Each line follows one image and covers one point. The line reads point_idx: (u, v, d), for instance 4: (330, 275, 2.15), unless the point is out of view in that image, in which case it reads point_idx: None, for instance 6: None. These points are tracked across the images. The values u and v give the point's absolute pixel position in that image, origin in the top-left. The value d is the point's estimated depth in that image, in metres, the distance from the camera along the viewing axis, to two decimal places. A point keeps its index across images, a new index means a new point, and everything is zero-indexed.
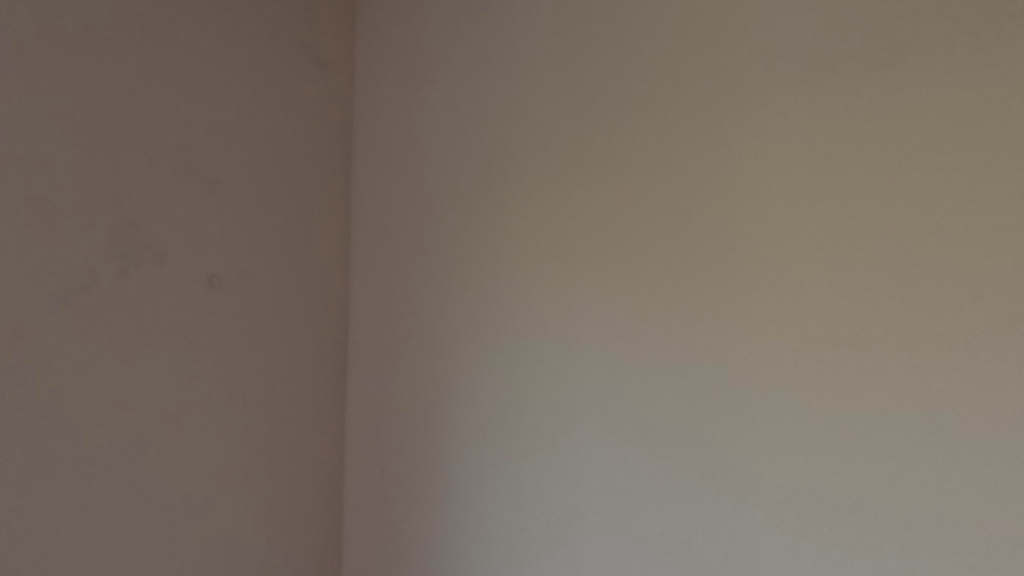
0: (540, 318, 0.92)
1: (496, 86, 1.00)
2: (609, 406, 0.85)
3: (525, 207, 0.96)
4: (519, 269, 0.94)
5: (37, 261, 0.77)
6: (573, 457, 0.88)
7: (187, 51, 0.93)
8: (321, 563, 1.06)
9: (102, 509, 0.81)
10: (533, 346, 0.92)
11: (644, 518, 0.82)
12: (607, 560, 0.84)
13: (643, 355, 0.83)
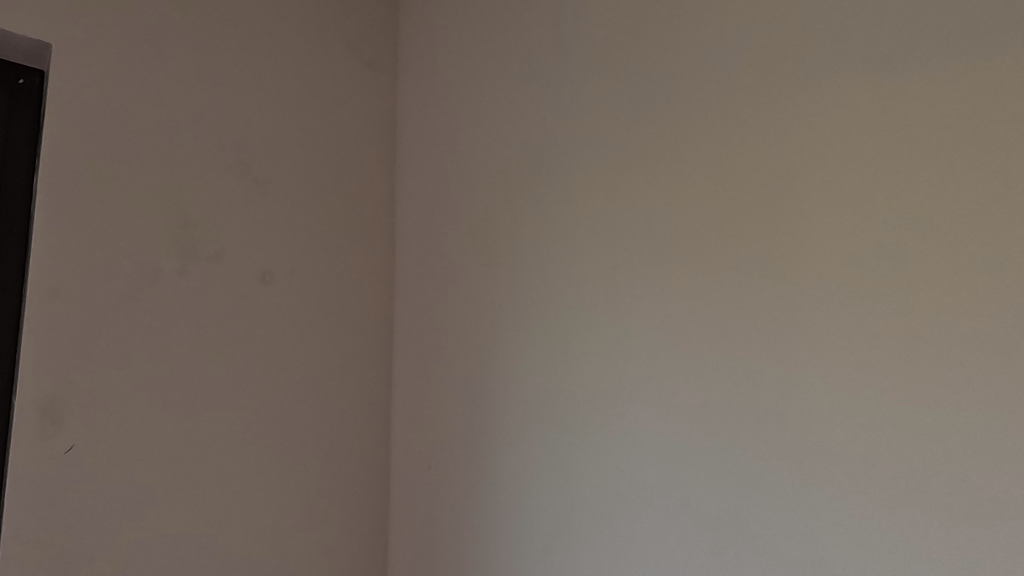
0: (588, 289, 0.87)
1: (547, 62, 0.97)
2: (668, 384, 0.78)
3: (573, 177, 0.91)
4: (573, 243, 0.89)
5: (111, 255, 0.81)
6: (631, 438, 0.80)
7: (246, 59, 0.98)
8: (372, 548, 1.05)
9: (170, 502, 0.84)
10: (585, 319, 0.86)
11: (707, 491, 0.73)
12: (662, 537, 0.76)
13: (703, 322, 0.76)
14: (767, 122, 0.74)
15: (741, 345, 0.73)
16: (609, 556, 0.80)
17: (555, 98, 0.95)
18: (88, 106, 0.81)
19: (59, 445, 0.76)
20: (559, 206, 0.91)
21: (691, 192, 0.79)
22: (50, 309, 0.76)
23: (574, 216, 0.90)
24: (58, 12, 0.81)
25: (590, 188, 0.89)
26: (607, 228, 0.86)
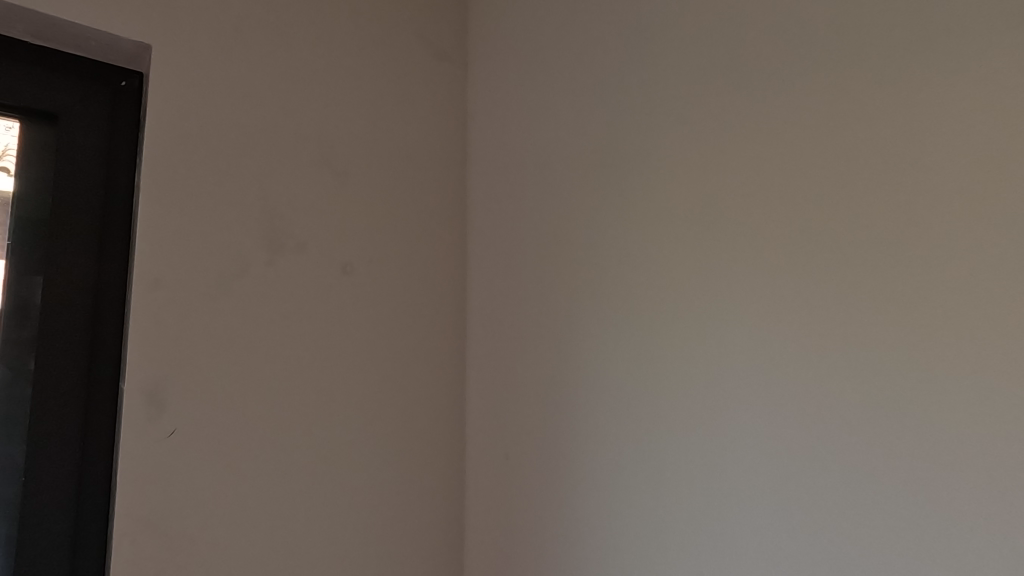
0: (669, 275, 0.81)
1: (621, 43, 0.92)
2: (776, 381, 0.70)
3: (651, 157, 0.86)
4: (655, 229, 0.84)
5: (205, 247, 0.84)
6: (724, 434, 0.74)
7: (324, 54, 0.99)
8: (449, 539, 1.05)
9: (262, 487, 0.86)
10: (668, 310, 0.81)
11: (814, 492, 0.66)
12: (766, 538, 0.69)
13: (802, 312, 0.69)
14: (892, 91, 0.65)
15: (866, 332, 0.64)
16: (707, 557, 0.74)
17: (631, 79, 0.90)
18: (184, 105, 0.85)
19: (162, 429, 0.79)
20: (638, 191, 0.87)
21: (793, 168, 0.71)
22: (152, 298, 0.80)
23: (655, 200, 0.85)
24: (155, 14, 0.84)
25: (669, 172, 0.83)
26: (695, 210, 0.80)
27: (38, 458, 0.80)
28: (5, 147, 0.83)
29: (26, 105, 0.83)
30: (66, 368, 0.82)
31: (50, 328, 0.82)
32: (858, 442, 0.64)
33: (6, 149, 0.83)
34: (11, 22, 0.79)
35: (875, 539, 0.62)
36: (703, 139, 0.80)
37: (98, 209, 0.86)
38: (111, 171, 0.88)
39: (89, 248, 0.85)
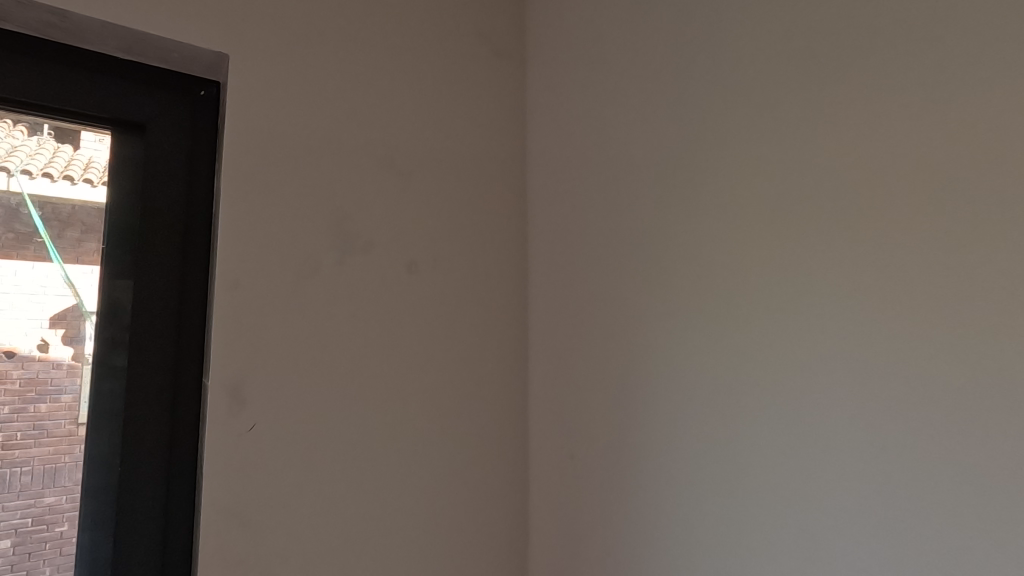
0: (745, 261, 0.76)
1: (684, 25, 0.87)
2: (873, 366, 0.63)
3: (721, 142, 0.80)
4: (728, 215, 0.78)
5: (281, 249, 0.87)
6: (809, 427, 0.68)
7: (387, 57, 1.00)
8: (514, 537, 1.05)
9: (337, 482, 0.88)
10: (746, 296, 0.75)
11: (916, 489, 0.60)
12: (860, 537, 0.63)
13: (898, 299, 0.62)
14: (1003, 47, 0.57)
15: (978, 316, 0.57)
16: (792, 556, 0.69)
17: (696, 62, 0.85)
18: (259, 113, 0.88)
19: (243, 424, 0.82)
20: (707, 175, 0.82)
21: (892, 140, 0.64)
22: (233, 298, 0.83)
23: (728, 181, 0.79)
24: (231, 25, 0.87)
25: (742, 151, 0.77)
26: (772, 193, 0.74)
27: (133, 448, 0.85)
28: (90, 160, 0.88)
29: (117, 117, 0.88)
30: (154, 365, 0.87)
31: (141, 326, 0.87)
32: (970, 432, 0.57)
33: (90, 161, 0.88)
34: (103, 39, 0.83)
35: (984, 529, 0.55)
36: (781, 117, 0.74)
37: (181, 215, 0.91)
38: (193, 179, 0.92)
39: (174, 252, 0.90)
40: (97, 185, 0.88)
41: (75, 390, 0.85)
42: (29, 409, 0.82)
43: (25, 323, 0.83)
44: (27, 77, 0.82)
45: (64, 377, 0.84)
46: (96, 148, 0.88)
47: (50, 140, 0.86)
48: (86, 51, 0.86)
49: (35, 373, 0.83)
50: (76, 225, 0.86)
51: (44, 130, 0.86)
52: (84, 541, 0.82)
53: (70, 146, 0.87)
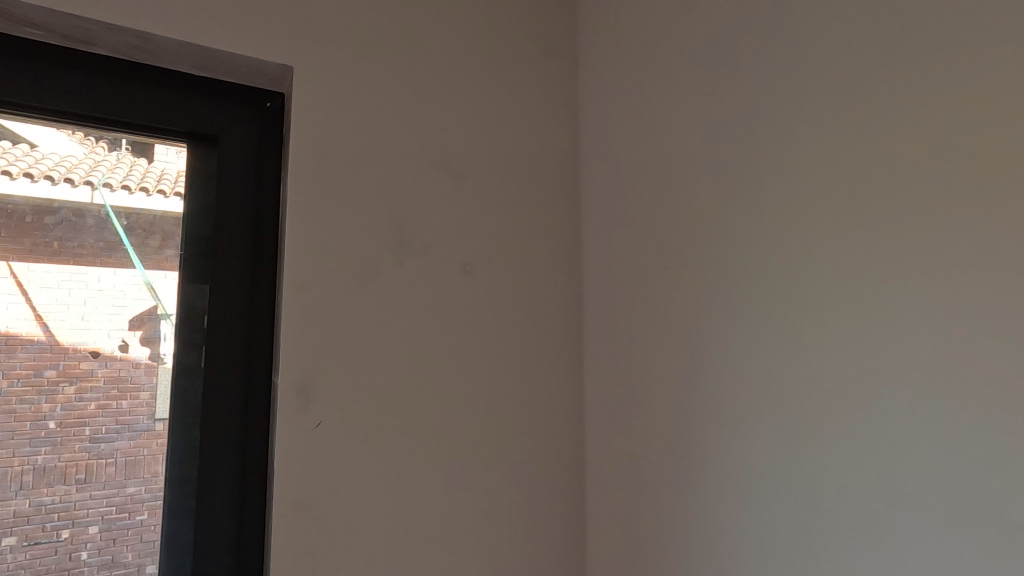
0: (811, 256, 0.72)
1: (741, 12, 0.84)
2: (959, 363, 0.58)
3: (782, 131, 0.76)
4: (791, 208, 0.74)
5: (341, 251, 0.90)
6: (882, 426, 0.64)
7: (440, 61, 1.02)
8: (572, 536, 1.04)
9: (399, 478, 0.90)
10: (812, 292, 0.71)
11: (1012, 497, 0.54)
12: (941, 544, 0.59)
13: (986, 292, 0.57)
14: None
15: None
16: (865, 562, 0.65)
17: (755, 50, 0.82)
18: (320, 122, 0.91)
19: (311, 421, 0.85)
20: (768, 166, 0.78)
21: (981, 119, 0.58)
22: (299, 300, 0.86)
23: (790, 172, 0.75)
24: (294, 38, 0.91)
25: (806, 141, 0.73)
26: (838, 183, 0.69)
27: (209, 440, 0.90)
28: (163, 172, 0.93)
29: (192, 129, 0.93)
30: (226, 362, 0.92)
31: (214, 325, 0.92)
32: None
33: (163, 173, 0.93)
34: (180, 57, 0.89)
35: None
36: (848, 101, 0.69)
37: (251, 220, 0.95)
38: (261, 186, 0.97)
39: (244, 255, 0.95)
40: (169, 195, 0.94)
41: (152, 387, 0.90)
42: (111, 406, 0.88)
43: (108, 325, 0.89)
44: (113, 96, 0.89)
45: (141, 375, 0.90)
46: (169, 161, 0.94)
47: (127, 154, 0.92)
48: (165, 70, 0.92)
49: (116, 371, 0.89)
50: (157, 233, 0.92)
51: (122, 145, 0.92)
52: (167, 527, 0.88)
53: (145, 159, 0.92)
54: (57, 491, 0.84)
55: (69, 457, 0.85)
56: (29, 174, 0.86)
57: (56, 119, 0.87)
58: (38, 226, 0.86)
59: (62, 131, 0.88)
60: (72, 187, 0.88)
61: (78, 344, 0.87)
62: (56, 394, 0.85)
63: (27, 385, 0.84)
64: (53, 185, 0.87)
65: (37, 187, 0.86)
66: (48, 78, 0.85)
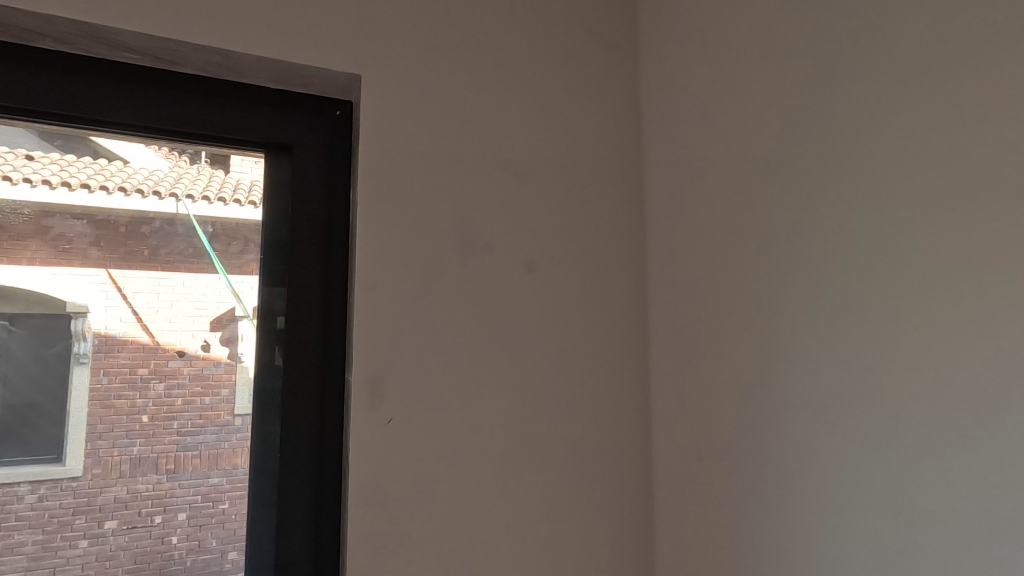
0: (898, 245, 0.66)
1: None
2: None
3: (859, 114, 0.71)
4: (873, 196, 0.69)
5: (408, 252, 0.92)
6: (991, 432, 0.57)
7: (500, 62, 1.03)
8: (640, 537, 1.02)
9: (467, 474, 0.92)
10: (901, 283, 0.65)
11: None
12: None
13: None
14: None
15: None
16: None
17: (824, 29, 0.76)
18: (386, 127, 0.93)
19: (382, 417, 0.88)
20: (847, 151, 0.72)
21: None
22: (369, 300, 0.89)
23: (875, 157, 0.69)
24: (360, 47, 0.94)
25: (890, 122, 0.68)
26: (929, 165, 0.63)
27: (289, 435, 0.95)
28: (238, 182, 0.99)
29: (269, 139, 0.98)
30: (304, 360, 0.96)
31: (292, 325, 0.96)
32: None
33: (238, 183, 0.99)
34: (258, 71, 0.94)
35: None
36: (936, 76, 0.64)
37: (323, 224, 1.00)
38: (333, 191, 1.01)
39: (319, 257, 0.99)
40: (244, 204, 0.99)
41: (232, 384, 0.96)
42: (197, 401, 0.94)
43: (193, 327, 0.95)
44: (199, 112, 0.95)
45: (222, 373, 0.96)
46: (244, 171, 0.99)
47: (206, 167, 0.98)
48: (244, 85, 0.98)
49: (200, 369, 0.95)
50: (240, 239, 0.98)
51: (201, 158, 0.98)
52: (253, 515, 0.94)
53: (222, 170, 0.98)
54: (151, 479, 0.91)
55: (160, 448, 0.91)
56: (122, 188, 0.93)
57: (145, 136, 0.94)
58: (137, 235, 0.93)
59: (148, 147, 0.95)
60: (159, 200, 0.95)
61: (167, 344, 0.93)
62: (149, 391, 0.92)
63: (124, 382, 0.91)
64: (143, 198, 0.94)
65: (130, 200, 0.93)
66: (140, 97, 0.92)
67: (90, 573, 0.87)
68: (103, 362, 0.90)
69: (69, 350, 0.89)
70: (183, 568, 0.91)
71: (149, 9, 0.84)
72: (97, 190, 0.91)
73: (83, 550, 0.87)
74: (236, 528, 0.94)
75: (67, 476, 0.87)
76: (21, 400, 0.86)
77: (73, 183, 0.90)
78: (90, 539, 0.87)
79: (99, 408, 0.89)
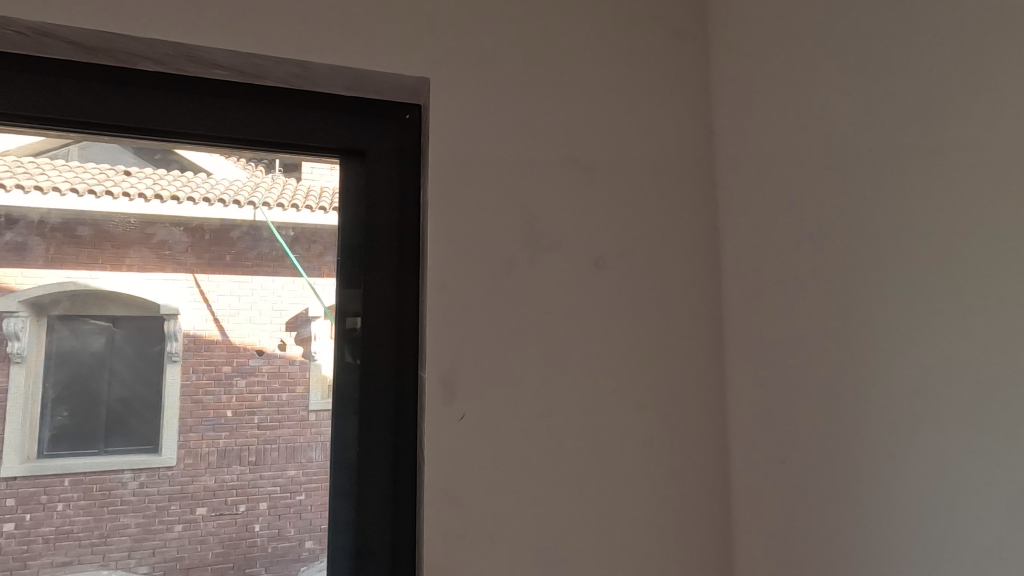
0: (1010, 230, 0.60)
1: None
2: None
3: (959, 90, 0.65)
4: (979, 176, 0.63)
5: (478, 251, 0.93)
6: None
7: (564, 56, 1.02)
8: (717, 540, 0.99)
9: (539, 471, 0.92)
10: (1014, 271, 0.59)
11: None
12: None
13: None
14: None
15: None
16: None
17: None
18: (454, 128, 0.95)
19: (454, 414, 0.89)
20: (947, 129, 0.66)
21: None
22: (441, 299, 0.91)
23: (981, 132, 0.63)
24: (427, 51, 0.96)
25: (998, 96, 0.62)
26: None
27: (366, 430, 0.98)
28: (309, 189, 1.04)
29: (342, 145, 1.02)
30: (380, 358, 1.00)
31: (369, 325, 1.00)
32: None
33: (309, 190, 1.04)
34: (335, 80, 0.98)
35: None
36: None
37: (396, 226, 1.03)
38: (404, 193, 1.04)
39: (392, 259, 1.02)
40: (315, 210, 1.04)
41: (307, 381, 1.00)
42: (276, 397, 0.99)
43: (272, 328, 1.00)
44: (280, 122, 1.00)
45: (298, 370, 1.00)
46: (314, 177, 1.04)
47: (279, 175, 1.03)
48: (319, 95, 1.02)
49: (278, 367, 1.00)
50: (319, 242, 1.03)
51: (275, 166, 1.02)
52: (335, 506, 0.98)
53: (294, 178, 1.03)
54: (236, 470, 0.96)
55: (243, 442, 0.97)
56: (207, 198, 0.99)
57: (229, 148, 1.00)
58: (227, 240, 0.99)
59: (227, 158, 1.01)
60: (239, 208, 1.00)
61: (248, 344, 0.99)
62: (232, 387, 0.98)
63: (210, 379, 0.97)
64: (224, 207, 1.00)
65: (213, 210, 0.99)
66: (225, 111, 0.98)
67: (184, 555, 0.93)
68: (191, 360, 0.97)
69: (164, 350, 0.96)
70: (266, 554, 0.96)
71: (233, 26, 0.89)
72: (185, 201, 0.98)
73: (178, 534, 0.93)
74: (312, 518, 0.98)
75: (163, 466, 0.94)
76: (124, 396, 0.94)
77: (165, 195, 0.98)
78: (183, 523, 0.94)
79: (189, 403, 0.96)
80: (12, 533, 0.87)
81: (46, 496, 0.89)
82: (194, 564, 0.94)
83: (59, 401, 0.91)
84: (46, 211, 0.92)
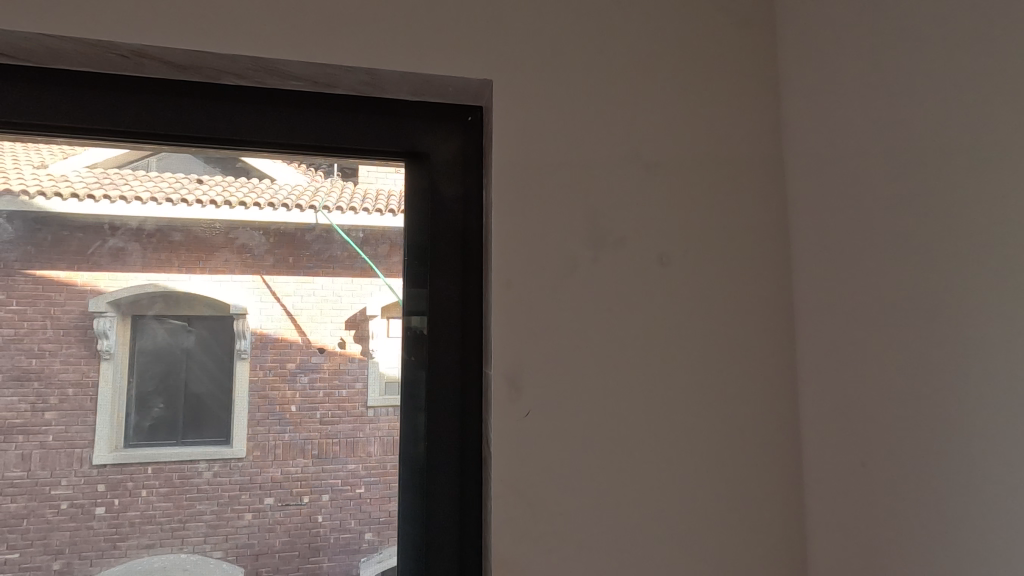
0: None
1: None
2: None
3: None
4: None
5: (541, 249, 0.94)
6: None
7: (623, 52, 1.01)
8: (789, 543, 0.95)
9: (602, 469, 0.91)
10: None
11: None
12: None
13: None
14: None
15: None
16: None
17: None
18: (513, 128, 0.96)
19: (520, 410, 0.90)
20: None
21: None
22: (506, 296, 0.92)
23: None
24: (488, 53, 0.97)
25: None
26: None
27: (434, 426, 1.01)
28: (365, 191, 1.07)
29: (408, 149, 1.06)
30: (447, 356, 1.02)
31: (437, 322, 1.03)
32: None
33: (365, 192, 1.07)
34: (401, 85, 1.01)
35: None
36: None
37: (460, 226, 1.05)
38: (467, 194, 1.06)
39: (456, 258, 1.04)
40: (371, 211, 1.07)
41: (363, 377, 1.04)
42: (337, 393, 1.03)
43: (334, 326, 1.05)
44: (350, 128, 1.04)
45: (356, 367, 1.04)
46: (370, 180, 1.07)
47: (336, 179, 1.06)
48: (385, 101, 1.06)
49: (338, 364, 1.04)
50: (386, 242, 1.06)
51: (332, 171, 1.06)
52: (404, 499, 1.02)
53: (351, 182, 1.07)
54: (300, 462, 1.01)
55: (306, 435, 1.02)
56: (271, 203, 1.04)
57: (296, 155, 1.05)
58: (299, 241, 1.04)
59: (287, 163, 1.05)
60: (301, 212, 1.05)
61: (313, 341, 1.04)
62: (296, 382, 1.03)
63: (277, 374, 1.02)
64: (287, 211, 1.05)
65: (276, 214, 1.04)
66: (297, 120, 1.03)
67: (254, 542, 0.99)
68: (258, 357, 1.02)
69: (233, 348, 1.02)
70: (329, 544, 1.01)
71: (307, 38, 0.93)
72: (251, 206, 1.04)
73: (248, 521, 0.99)
74: (371, 511, 1.02)
75: (234, 457, 1.00)
76: (200, 391, 1.00)
77: (232, 202, 1.03)
78: (253, 512, 0.99)
79: (257, 398, 1.02)
80: (103, 516, 0.95)
81: (132, 483, 0.96)
82: (262, 551, 0.99)
83: (147, 395, 0.99)
84: (143, 218, 1.00)
